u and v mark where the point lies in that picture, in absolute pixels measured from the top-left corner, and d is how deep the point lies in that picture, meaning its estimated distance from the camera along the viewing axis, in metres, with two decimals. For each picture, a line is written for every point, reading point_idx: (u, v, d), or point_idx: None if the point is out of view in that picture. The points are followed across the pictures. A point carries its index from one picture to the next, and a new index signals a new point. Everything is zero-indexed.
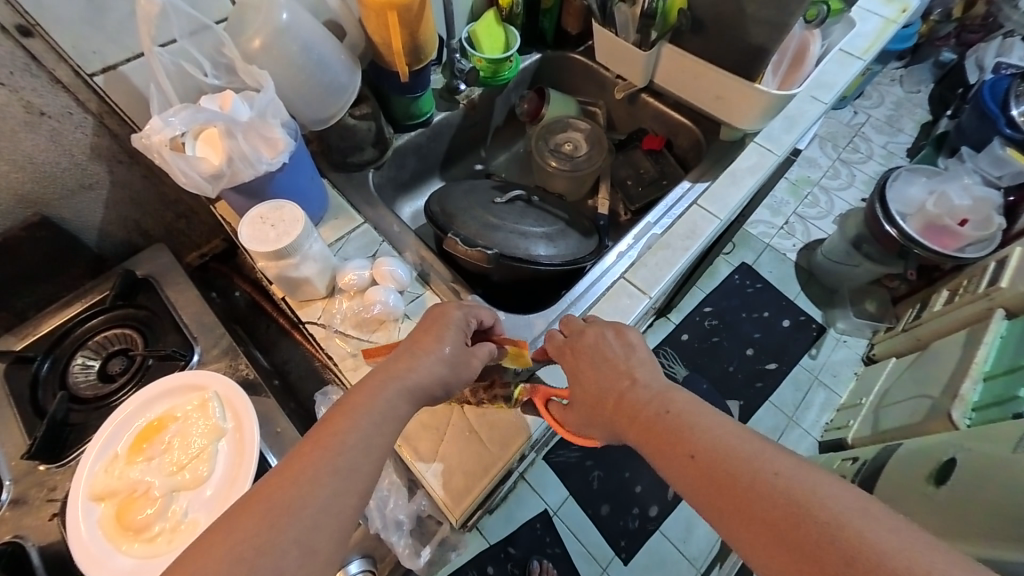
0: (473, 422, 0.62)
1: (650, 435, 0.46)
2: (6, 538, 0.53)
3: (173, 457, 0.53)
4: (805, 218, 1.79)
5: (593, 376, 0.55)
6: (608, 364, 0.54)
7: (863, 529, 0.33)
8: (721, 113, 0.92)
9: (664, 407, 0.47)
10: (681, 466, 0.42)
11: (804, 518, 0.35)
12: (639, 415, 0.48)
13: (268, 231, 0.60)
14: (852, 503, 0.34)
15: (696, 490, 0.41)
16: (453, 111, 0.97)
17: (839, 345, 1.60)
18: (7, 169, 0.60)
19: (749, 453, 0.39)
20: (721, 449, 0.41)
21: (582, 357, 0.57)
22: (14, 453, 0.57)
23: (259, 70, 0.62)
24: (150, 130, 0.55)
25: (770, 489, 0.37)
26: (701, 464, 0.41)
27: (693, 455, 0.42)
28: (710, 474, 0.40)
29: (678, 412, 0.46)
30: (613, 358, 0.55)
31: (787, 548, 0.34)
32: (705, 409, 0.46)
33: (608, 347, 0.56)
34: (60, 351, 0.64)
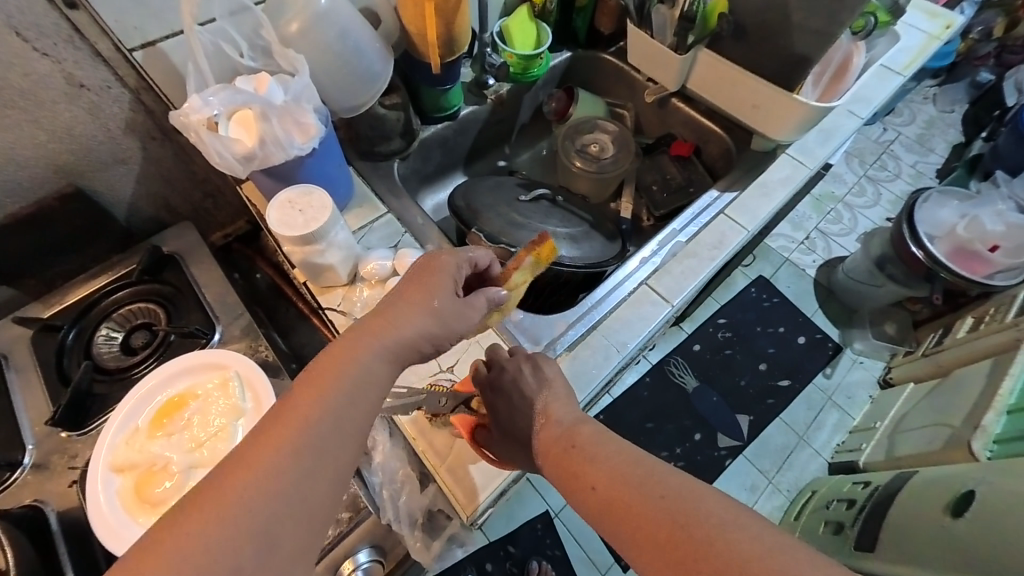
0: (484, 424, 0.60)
1: (559, 470, 0.49)
2: (28, 501, 0.54)
3: (193, 434, 0.53)
4: (826, 235, 1.75)
5: (512, 414, 0.57)
6: (527, 400, 0.57)
7: (732, 537, 0.36)
8: (756, 122, 0.90)
9: (572, 441, 0.50)
10: (587, 499, 0.45)
11: (687, 533, 0.37)
12: (550, 452, 0.51)
13: (296, 216, 0.60)
14: (728, 514, 0.37)
15: (601, 521, 0.43)
16: (481, 106, 0.96)
17: (855, 366, 1.56)
18: (46, 139, 0.61)
19: (638, 480, 0.42)
20: (617, 476, 0.44)
21: (500, 388, 0.59)
22: (38, 418, 0.58)
23: (294, 54, 0.62)
24: (189, 109, 0.56)
25: (657, 510, 0.39)
26: (603, 494, 0.43)
27: (597, 488, 0.44)
28: (609, 504, 0.43)
29: (583, 447, 0.49)
30: (532, 396, 0.57)
31: (673, 564, 0.37)
32: (607, 440, 0.49)
33: (525, 381, 0.58)
34: (87, 321, 0.65)
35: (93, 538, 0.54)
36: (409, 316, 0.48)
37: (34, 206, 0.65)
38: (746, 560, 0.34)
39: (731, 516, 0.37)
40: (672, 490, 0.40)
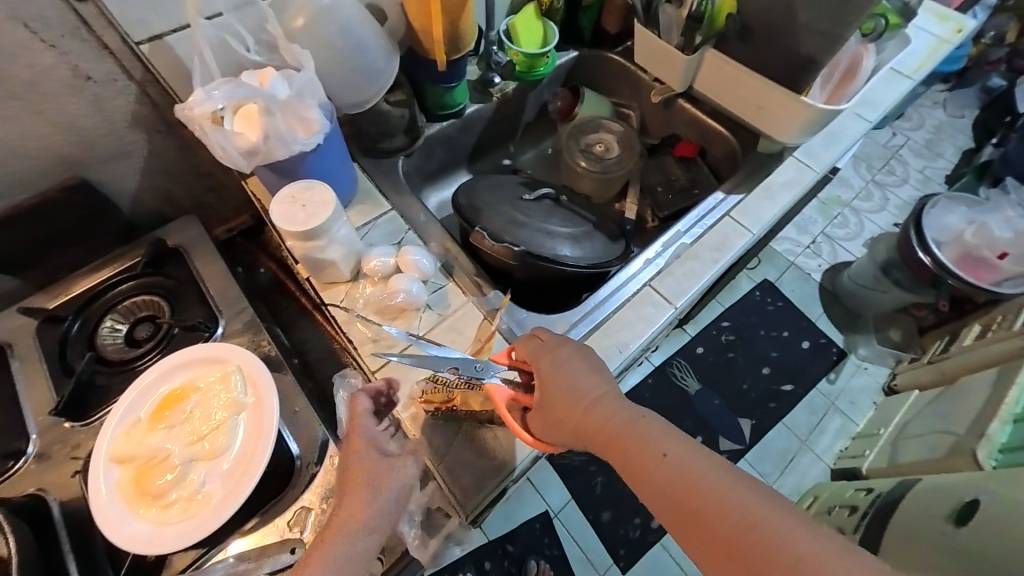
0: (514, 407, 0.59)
1: (613, 442, 0.49)
2: (29, 491, 0.52)
3: (193, 428, 0.51)
4: (833, 239, 1.74)
5: (561, 392, 0.55)
6: (580, 379, 0.55)
7: (789, 536, 0.37)
8: (761, 123, 0.89)
9: (625, 427, 0.50)
10: (643, 474, 0.46)
11: (746, 526, 0.38)
12: (601, 435, 0.50)
13: (298, 211, 0.60)
14: (787, 526, 0.38)
15: (654, 496, 0.44)
16: (485, 104, 0.96)
17: (859, 372, 1.55)
18: (50, 130, 0.61)
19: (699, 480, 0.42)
20: (682, 463, 0.44)
21: (551, 367, 0.57)
22: (40, 408, 0.57)
23: (299, 49, 0.62)
24: (193, 102, 0.56)
25: (717, 498, 0.40)
26: (660, 481, 0.44)
27: (654, 479, 0.44)
28: (666, 484, 0.43)
29: (637, 432, 0.48)
30: (581, 382, 0.55)
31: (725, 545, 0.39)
32: (669, 429, 0.47)
33: (568, 363, 0.57)
34: (90, 312, 0.64)
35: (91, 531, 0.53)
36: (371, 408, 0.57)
37: (39, 196, 0.65)
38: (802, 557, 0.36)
39: (789, 526, 0.37)
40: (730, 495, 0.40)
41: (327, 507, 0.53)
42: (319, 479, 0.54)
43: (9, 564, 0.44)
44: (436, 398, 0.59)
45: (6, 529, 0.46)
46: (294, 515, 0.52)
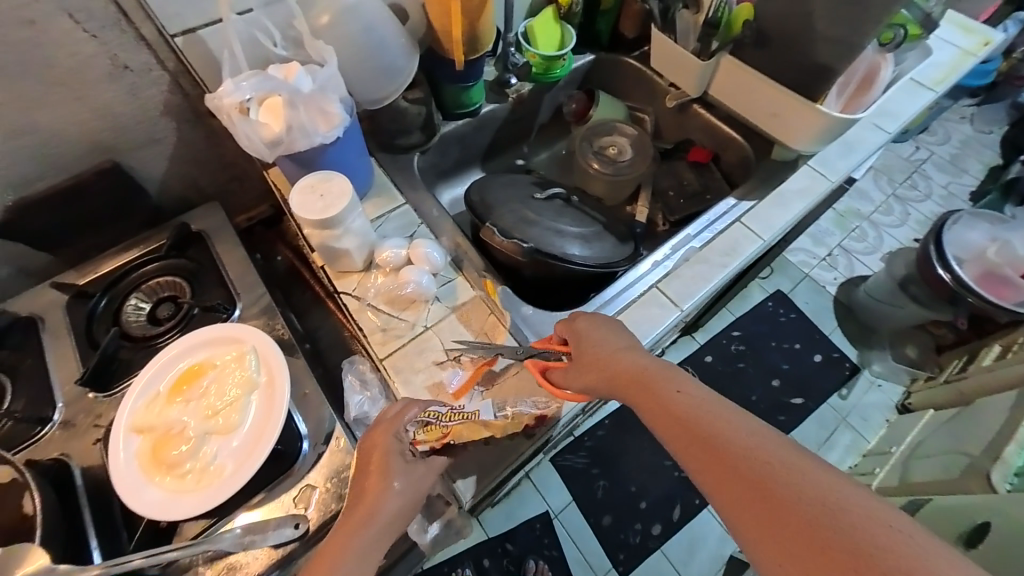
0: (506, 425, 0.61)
1: (637, 390, 0.49)
2: (54, 455, 0.55)
3: (209, 402, 0.53)
4: (849, 252, 1.72)
5: (592, 347, 0.56)
6: (609, 337, 0.57)
7: (816, 487, 0.36)
8: (774, 131, 0.90)
9: (644, 370, 0.50)
10: (663, 416, 0.45)
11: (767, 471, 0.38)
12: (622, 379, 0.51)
13: (316, 201, 0.62)
14: (791, 456, 0.38)
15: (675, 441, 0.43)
16: (501, 104, 0.98)
17: (872, 388, 1.52)
18: (87, 117, 0.63)
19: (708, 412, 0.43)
20: (705, 410, 0.43)
21: (590, 327, 0.59)
22: (66, 379, 0.59)
23: (324, 46, 0.64)
24: (222, 93, 0.58)
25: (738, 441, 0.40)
26: (680, 420, 0.44)
27: (667, 409, 0.45)
28: (687, 423, 0.43)
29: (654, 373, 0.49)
30: (611, 342, 0.56)
31: (748, 490, 0.38)
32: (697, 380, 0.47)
33: (602, 326, 0.59)
34: (116, 290, 0.66)
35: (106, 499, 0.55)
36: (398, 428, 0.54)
37: (74, 178, 0.67)
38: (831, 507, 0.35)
39: (791, 451, 0.38)
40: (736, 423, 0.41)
41: (332, 486, 0.54)
42: (325, 460, 0.55)
43: (34, 523, 0.45)
44: (431, 438, 0.55)
45: (32, 488, 0.46)
46: (298, 493, 0.53)
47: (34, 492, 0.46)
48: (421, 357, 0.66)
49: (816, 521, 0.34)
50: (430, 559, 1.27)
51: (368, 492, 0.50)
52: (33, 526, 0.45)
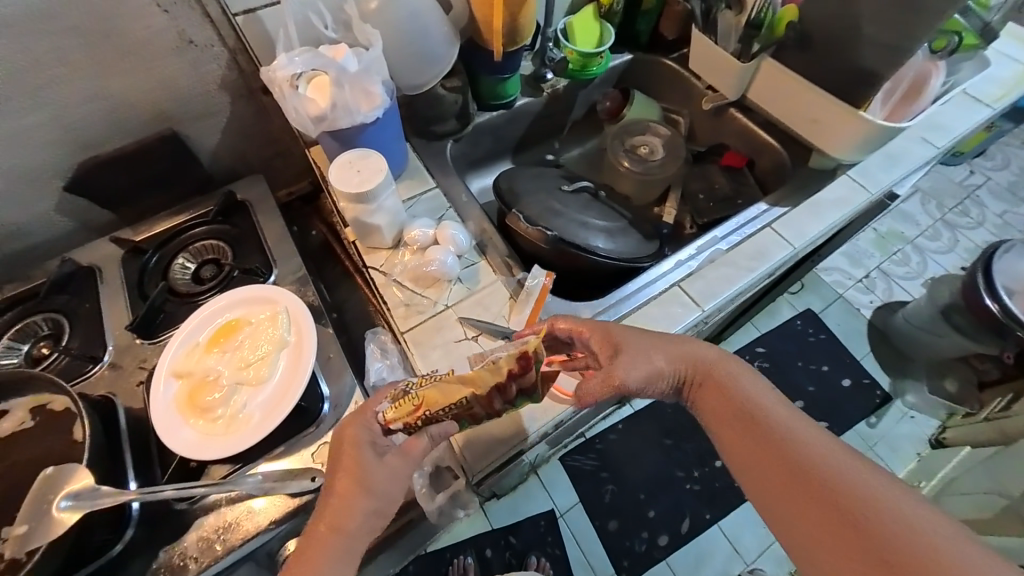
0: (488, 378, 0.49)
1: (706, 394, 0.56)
2: (102, 392, 0.60)
3: (242, 355, 0.56)
4: (889, 275, 1.65)
5: (642, 354, 0.58)
6: (652, 346, 0.58)
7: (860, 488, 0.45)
8: (812, 137, 0.88)
9: (706, 375, 0.57)
10: (727, 417, 0.54)
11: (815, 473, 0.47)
12: (704, 387, 0.57)
13: (353, 175, 0.65)
14: (834, 463, 0.47)
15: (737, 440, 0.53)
16: (536, 98, 1.00)
17: (904, 419, 1.45)
18: (153, 87, 0.68)
19: (791, 431, 0.51)
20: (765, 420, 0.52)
21: (626, 334, 0.59)
22: (116, 325, 0.64)
23: (371, 30, 0.68)
24: (276, 66, 0.64)
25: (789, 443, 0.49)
26: (743, 425, 0.53)
27: (735, 415, 0.54)
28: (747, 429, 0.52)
29: (737, 387, 0.55)
30: (658, 352, 0.58)
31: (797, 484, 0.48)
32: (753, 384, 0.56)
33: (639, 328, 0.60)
34: (167, 248, 0.72)
35: None
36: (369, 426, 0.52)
37: (138, 142, 0.72)
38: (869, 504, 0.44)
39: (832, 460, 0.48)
40: (803, 437, 0.50)
41: None
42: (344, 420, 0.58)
43: (82, 447, 0.49)
44: (403, 414, 0.49)
45: (83, 418, 0.50)
46: (317, 448, 0.56)
47: (84, 420, 0.50)
48: (440, 334, 0.68)
49: (856, 518, 0.44)
50: (434, 542, 1.29)
51: (359, 485, 0.49)
52: (80, 451, 0.49)
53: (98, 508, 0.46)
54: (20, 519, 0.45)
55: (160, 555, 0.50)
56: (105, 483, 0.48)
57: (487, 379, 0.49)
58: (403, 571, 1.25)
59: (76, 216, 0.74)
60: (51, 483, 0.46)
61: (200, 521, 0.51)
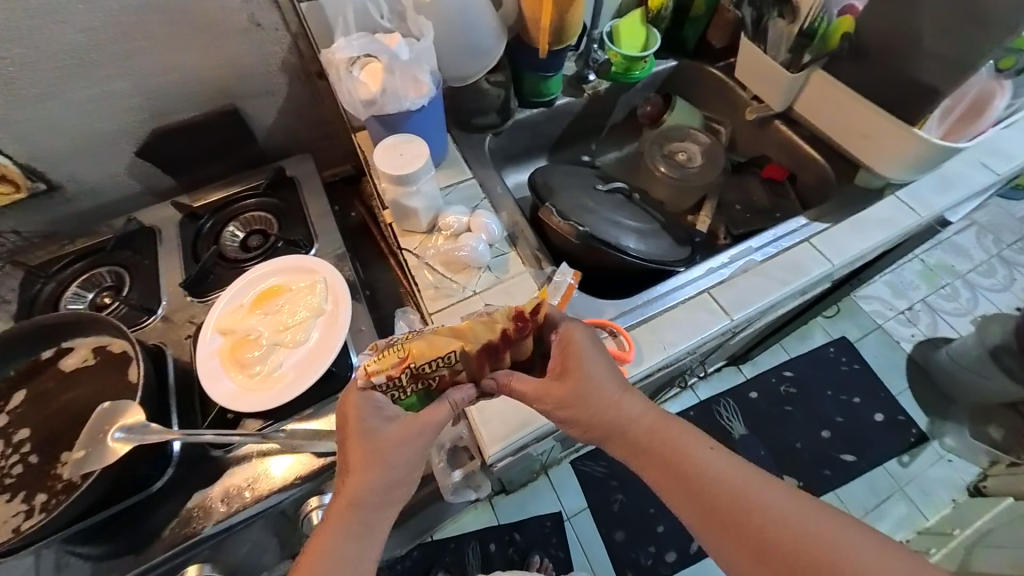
0: (481, 332, 0.51)
1: (649, 453, 0.51)
2: (154, 342, 0.64)
3: (281, 319, 0.60)
4: (934, 309, 1.57)
5: (594, 390, 0.52)
6: (606, 376, 0.53)
7: (805, 532, 0.47)
8: (861, 153, 0.85)
9: (648, 428, 0.52)
10: (671, 482, 0.50)
11: (761, 526, 0.47)
12: (641, 436, 0.52)
13: (396, 158, 0.68)
14: (777, 509, 0.48)
15: (680, 502, 0.50)
16: (577, 99, 1.01)
17: (940, 462, 1.37)
18: (221, 65, 0.73)
19: (733, 477, 0.49)
20: (708, 476, 0.49)
21: (581, 362, 0.52)
22: (171, 282, 0.69)
23: (424, 21, 0.71)
24: (336, 49, 0.67)
25: (734, 497, 0.48)
26: (691, 489, 0.49)
27: (681, 475, 0.50)
28: (694, 490, 0.49)
29: (672, 431, 0.52)
30: (609, 382, 0.53)
31: (746, 541, 0.47)
32: (692, 432, 0.53)
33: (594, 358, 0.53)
34: (220, 216, 0.76)
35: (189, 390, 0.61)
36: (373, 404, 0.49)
37: (202, 116, 0.77)
38: (817, 544, 0.46)
39: (776, 498, 0.49)
40: (751, 482, 0.50)
41: None
42: None
43: (137, 386, 0.53)
44: (386, 363, 0.49)
45: (140, 360, 0.54)
46: None
47: (141, 363, 0.54)
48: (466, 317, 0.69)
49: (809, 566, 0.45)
50: (439, 530, 1.31)
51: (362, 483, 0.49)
52: (135, 390, 0.53)
53: (147, 443, 0.50)
54: (78, 445, 0.49)
55: (189, 499, 0.54)
56: (156, 421, 0.51)
57: (478, 333, 0.51)
58: (407, 554, 1.27)
59: (143, 180, 0.80)
60: (107, 415, 0.49)
61: (228, 472, 0.55)
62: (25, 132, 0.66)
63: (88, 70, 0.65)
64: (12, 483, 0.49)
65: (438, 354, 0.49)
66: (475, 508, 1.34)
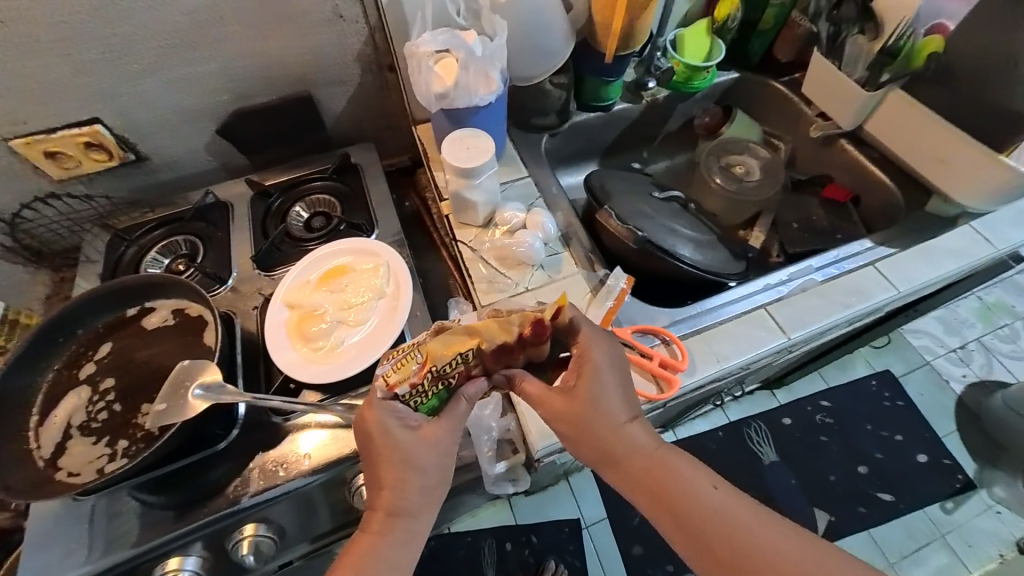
0: (495, 333, 0.51)
1: (648, 488, 0.51)
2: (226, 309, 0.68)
3: (345, 298, 0.62)
4: (990, 350, 1.47)
5: (599, 411, 0.52)
6: (613, 396, 0.53)
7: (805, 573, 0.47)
8: (937, 179, 0.82)
9: (649, 462, 0.52)
10: (669, 516, 0.50)
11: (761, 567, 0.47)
12: (637, 462, 0.52)
13: (463, 151, 0.70)
14: (777, 548, 0.48)
15: (679, 538, 0.50)
16: (635, 105, 1.00)
17: (988, 512, 1.26)
18: (303, 54, 0.76)
19: (726, 513, 0.50)
20: (708, 514, 0.49)
21: (590, 380, 0.53)
22: (242, 255, 0.73)
23: (499, 21, 0.72)
24: (420, 42, 0.69)
25: (734, 537, 0.48)
26: (689, 525, 0.49)
27: (680, 512, 0.50)
28: (693, 527, 0.49)
29: (669, 459, 0.52)
30: (616, 405, 0.53)
31: None
32: (694, 466, 0.53)
33: (605, 381, 0.53)
34: (288, 195, 0.80)
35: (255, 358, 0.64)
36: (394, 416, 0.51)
37: (279, 99, 0.80)
38: None
39: (777, 537, 0.49)
40: (752, 521, 0.49)
41: None
42: None
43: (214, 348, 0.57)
44: (408, 373, 0.49)
45: (217, 325, 0.58)
46: None
47: (217, 327, 0.58)
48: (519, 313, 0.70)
49: None
50: (456, 522, 1.31)
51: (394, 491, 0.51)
52: (211, 353, 0.57)
53: (221, 401, 0.53)
54: (159, 399, 0.53)
55: (252, 460, 0.57)
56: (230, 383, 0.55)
57: (491, 333, 0.51)
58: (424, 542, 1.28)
59: (220, 157, 0.84)
60: (185, 373, 0.54)
61: (289, 438, 0.58)
62: (124, 105, 0.72)
63: (187, 52, 0.70)
64: (97, 427, 0.53)
65: (455, 354, 0.49)
66: (493, 505, 1.34)
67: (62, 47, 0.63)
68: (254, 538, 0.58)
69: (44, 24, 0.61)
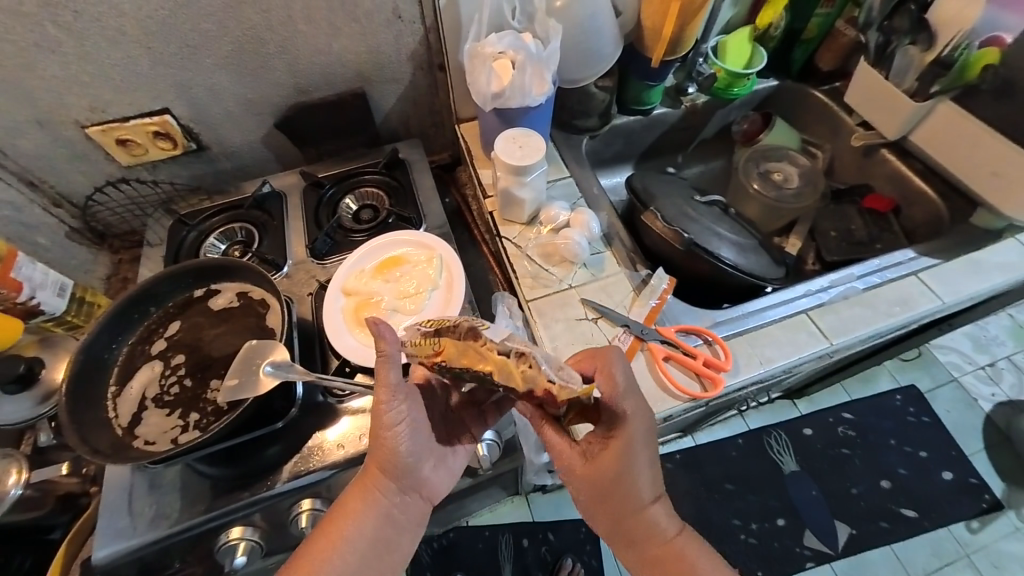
0: (507, 377, 0.46)
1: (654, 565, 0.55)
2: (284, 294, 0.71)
3: (401, 287, 0.65)
4: (1021, 369, 1.43)
5: (622, 487, 0.54)
6: (641, 476, 0.54)
7: None
8: (986, 192, 0.82)
9: (661, 539, 0.55)
10: None
11: None
12: (653, 547, 0.55)
13: (516, 149, 0.72)
14: None
15: None
16: (674, 110, 1.01)
17: (1015, 534, 1.23)
18: (362, 51, 0.79)
19: None
20: None
21: (619, 460, 0.54)
22: (297, 243, 0.76)
23: (553, 23, 0.74)
24: (486, 44, 0.72)
25: None
26: None
27: None
28: None
29: (685, 546, 0.55)
30: (642, 480, 0.55)
31: None
32: (707, 554, 0.55)
33: (636, 459, 0.54)
34: (340, 187, 0.83)
35: (311, 344, 0.66)
36: (415, 407, 0.54)
37: (336, 96, 0.83)
38: None
39: None
40: None
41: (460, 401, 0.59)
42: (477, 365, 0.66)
43: (280, 329, 0.60)
44: (421, 352, 0.51)
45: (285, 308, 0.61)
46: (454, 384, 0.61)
47: (285, 310, 0.61)
48: (564, 309, 0.72)
49: None
50: (475, 517, 1.32)
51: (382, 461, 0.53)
52: (275, 334, 0.61)
53: (288, 379, 0.57)
54: (231, 374, 0.56)
55: (309, 439, 0.60)
56: (296, 362, 0.58)
57: (505, 375, 0.46)
58: (441, 534, 1.29)
59: (274, 149, 0.87)
60: (256, 351, 0.57)
61: (343, 418, 0.61)
62: (192, 96, 0.75)
63: (254, 49, 0.73)
64: (170, 399, 0.57)
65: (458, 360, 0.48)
66: (512, 502, 1.34)
67: (145, 40, 0.67)
68: (311, 512, 0.61)
69: (132, 19, 0.64)
